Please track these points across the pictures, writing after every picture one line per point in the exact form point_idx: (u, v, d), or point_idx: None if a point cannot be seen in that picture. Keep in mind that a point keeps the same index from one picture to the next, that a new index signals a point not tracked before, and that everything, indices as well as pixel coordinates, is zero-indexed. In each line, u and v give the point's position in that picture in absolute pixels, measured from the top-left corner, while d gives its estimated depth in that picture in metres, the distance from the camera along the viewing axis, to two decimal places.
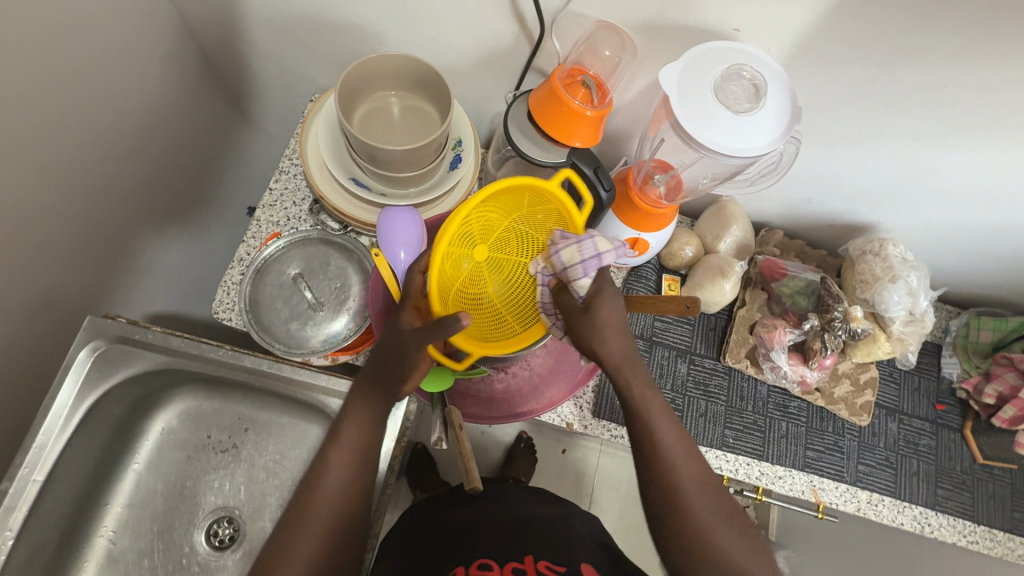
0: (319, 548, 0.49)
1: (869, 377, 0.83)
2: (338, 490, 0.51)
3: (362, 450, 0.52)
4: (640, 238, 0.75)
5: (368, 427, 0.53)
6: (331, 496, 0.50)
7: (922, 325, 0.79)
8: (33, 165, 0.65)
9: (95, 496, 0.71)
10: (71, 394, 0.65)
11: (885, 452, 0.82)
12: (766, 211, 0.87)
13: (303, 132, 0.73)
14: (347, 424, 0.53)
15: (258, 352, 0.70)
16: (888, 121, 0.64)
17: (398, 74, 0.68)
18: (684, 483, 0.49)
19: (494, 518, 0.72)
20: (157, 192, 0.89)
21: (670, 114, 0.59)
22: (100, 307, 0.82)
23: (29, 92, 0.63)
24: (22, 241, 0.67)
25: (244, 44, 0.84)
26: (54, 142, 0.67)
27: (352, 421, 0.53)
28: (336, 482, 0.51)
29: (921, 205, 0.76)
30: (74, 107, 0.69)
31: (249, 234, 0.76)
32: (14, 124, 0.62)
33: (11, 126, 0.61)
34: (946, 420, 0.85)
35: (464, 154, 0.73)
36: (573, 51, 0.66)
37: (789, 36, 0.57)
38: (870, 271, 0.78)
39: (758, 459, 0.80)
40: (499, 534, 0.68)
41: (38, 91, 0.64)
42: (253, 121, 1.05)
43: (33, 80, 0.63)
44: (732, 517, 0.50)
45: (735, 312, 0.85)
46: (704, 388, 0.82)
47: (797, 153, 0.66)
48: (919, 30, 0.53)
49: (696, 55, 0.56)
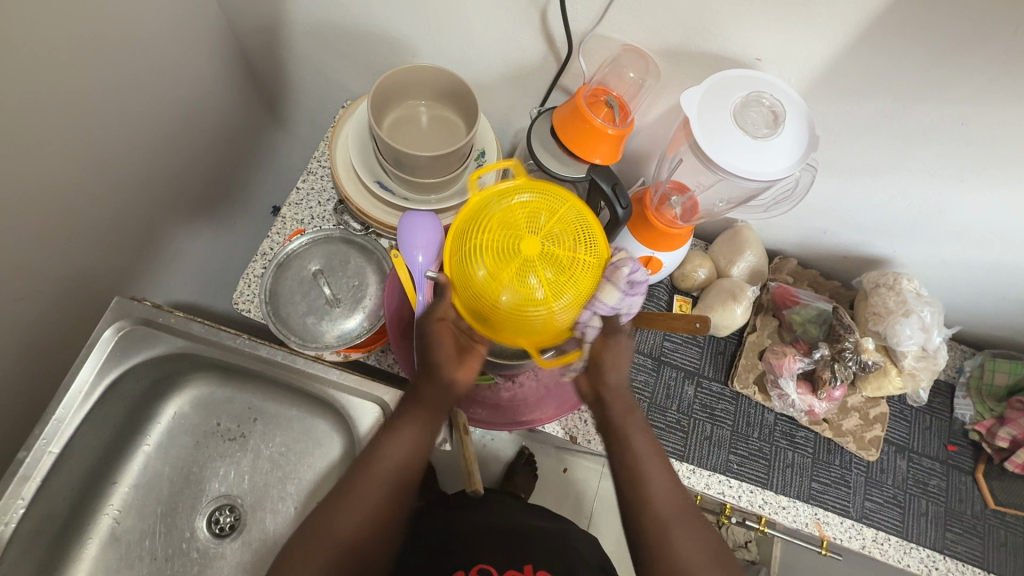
0: (356, 526, 0.55)
1: (879, 412, 0.82)
2: (387, 481, 0.56)
3: (395, 481, 0.56)
4: (653, 257, 0.76)
5: (400, 461, 0.56)
6: (370, 489, 0.55)
7: (935, 361, 0.78)
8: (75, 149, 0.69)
9: (105, 474, 0.73)
10: (93, 371, 0.67)
11: (893, 490, 0.81)
12: (781, 239, 0.87)
13: (333, 136, 0.76)
14: (402, 427, 0.57)
15: (273, 343, 0.72)
16: (905, 154, 0.65)
17: (429, 85, 0.71)
18: (656, 496, 0.54)
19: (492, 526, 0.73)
20: (189, 184, 0.93)
21: (691, 135, 0.61)
22: (124, 290, 0.85)
23: (77, 81, 0.66)
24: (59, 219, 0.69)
25: (284, 49, 0.88)
26: (96, 129, 0.71)
27: (407, 427, 0.57)
28: (373, 499, 0.55)
29: (938, 242, 0.76)
30: (117, 97, 0.73)
31: (274, 230, 0.79)
32: (58, 109, 0.65)
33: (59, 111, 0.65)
34: (957, 461, 0.83)
35: (487, 165, 0.76)
36: (598, 71, 0.68)
37: (810, 66, 0.58)
38: (883, 304, 0.78)
39: (761, 487, 0.79)
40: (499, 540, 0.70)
41: (87, 79, 0.68)
42: (285, 123, 1.09)
43: (84, 71, 0.67)
44: (702, 532, 0.54)
45: (744, 337, 0.85)
46: (710, 412, 0.82)
47: (813, 182, 0.67)
48: (935, 67, 0.54)
49: (718, 80, 0.58)
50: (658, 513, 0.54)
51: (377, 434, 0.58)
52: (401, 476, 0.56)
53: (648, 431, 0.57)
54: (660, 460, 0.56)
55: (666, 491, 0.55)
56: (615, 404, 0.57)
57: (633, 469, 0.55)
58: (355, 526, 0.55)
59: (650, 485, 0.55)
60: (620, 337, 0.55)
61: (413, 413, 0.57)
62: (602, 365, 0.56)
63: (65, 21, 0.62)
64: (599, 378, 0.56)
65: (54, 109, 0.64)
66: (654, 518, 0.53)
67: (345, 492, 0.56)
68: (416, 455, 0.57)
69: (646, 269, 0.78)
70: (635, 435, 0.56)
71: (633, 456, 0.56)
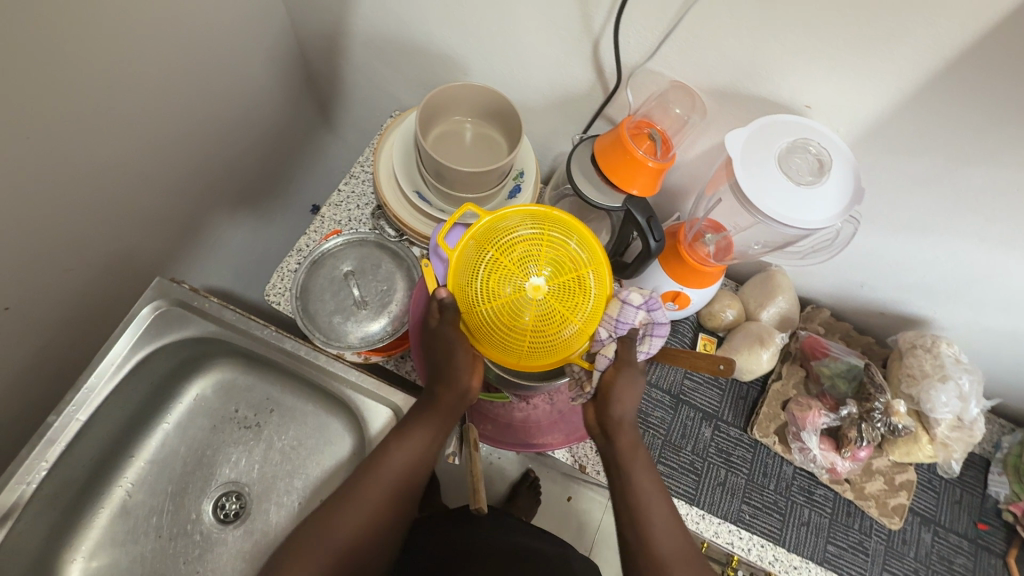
0: (361, 526, 0.56)
1: (905, 479, 0.78)
2: (393, 483, 0.57)
3: (399, 484, 0.57)
4: (681, 293, 0.75)
5: (406, 466, 0.57)
6: (375, 491, 0.57)
7: (970, 433, 0.74)
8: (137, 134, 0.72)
9: (124, 447, 0.75)
10: (127, 345, 0.70)
11: (915, 564, 0.77)
12: (816, 288, 0.85)
13: (380, 143, 0.79)
14: (413, 432, 0.58)
15: (299, 337, 0.74)
16: (956, 215, 0.63)
17: (477, 103, 0.73)
18: (656, 538, 0.54)
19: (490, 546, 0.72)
20: (237, 176, 0.97)
21: (731, 176, 0.61)
22: (164, 271, 0.89)
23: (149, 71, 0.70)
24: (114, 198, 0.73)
25: (342, 58, 0.92)
26: (159, 117, 0.75)
27: (417, 432, 0.58)
28: (377, 501, 0.56)
29: (982, 308, 0.73)
30: (183, 90, 0.77)
31: (312, 228, 0.81)
32: (128, 95, 0.69)
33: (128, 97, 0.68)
34: (987, 541, 0.79)
35: (524, 185, 0.77)
36: (644, 104, 0.69)
37: (860, 118, 0.58)
38: (918, 366, 0.75)
39: (773, 543, 0.76)
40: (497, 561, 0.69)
41: (158, 71, 0.72)
42: (334, 127, 1.13)
43: (155, 63, 0.71)
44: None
45: (769, 384, 0.83)
46: (726, 457, 0.80)
47: (854, 234, 0.66)
48: (996, 131, 0.53)
49: (766, 125, 0.58)
50: (659, 556, 0.53)
51: (384, 439, 0.59)
52: (403, 482, 0.57)
53: (652, 470, 0.57)
54: (663, 501, 0.56)
55: (668, 534, 0.54)
56: (620, 440, 0.56)
57: (634, 503, 0.55)
58: (359, 527, 0.56)
59: (652, 528, 0.54)
60: (632, 373, 0.54)
61: (420, 419, 0.58)
62: (609, 400, 0.54)
63: (145, 17, 0.67)
64: (605, 411, 0.55)
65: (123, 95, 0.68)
66: (654, 561, 0.53)
67: (349, 494, 0.57)
68: (424, 460, 0.58)
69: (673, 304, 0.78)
70: (637, 469, 0.56)
71: (638, 495, 0.55)
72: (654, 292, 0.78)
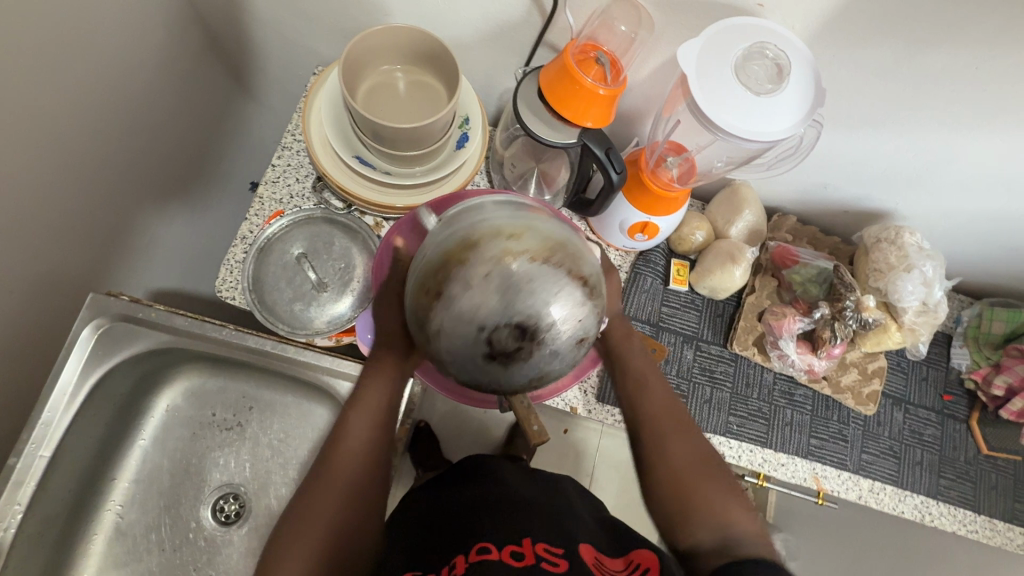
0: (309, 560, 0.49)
1: (877, 366, 0.83)
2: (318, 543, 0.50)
3: (339, 525, 0.51)
4: (649, 223, 0.73)
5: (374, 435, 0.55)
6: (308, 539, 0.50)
7: (935, 315, 0.77)
8: (34, 114, 0.66)
9: (102, 471, 0.71)
10: (75, 371, 0.65)
11: (890, 442, 0.82)
12: (780, 195, 0.84)
13: (306, 109, 0.71)
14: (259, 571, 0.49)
15: (261, 332, 0.70)
16: (917, 99, 0.60)
17: (402, 45, 0.65)
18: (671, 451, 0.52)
19: (487, 500, 0.64)
20: (160, 163, 0.89)
21: (688, 95, 0.57)
22: (101, 286, 0.83)
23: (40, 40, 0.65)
24: (45, 183, 0.70)
25: (246, 15, 0.84)
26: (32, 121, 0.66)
27: None
28: (325, 524, 0.50)
29: (941, 192, 0.73)
30: (54, 85, 0.68)
31: (251, 212, 0.74)
32: (13, 95, 0.63)
33: (18, 67, 0.63)
34: (952, 410, 0.85)
35: (472, 132, 0.73)
36: (587, 25, 0.63)
37: (814, 13, 0.54)
38: (884, 259, 0.76)
39: (761, 446, 0.80)
40: (501, 516, 0.60)
41: (14, 65, 0.62)
42: (255, 94, 1.04)
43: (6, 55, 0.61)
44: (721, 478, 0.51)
45: (744, 298, 0.84)
46: (709, 374, 0.82)
47: (819, 137, 0.62)
48: (959, 5, 0.50)
49: (718, 31, 0.53)
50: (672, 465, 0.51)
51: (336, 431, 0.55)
52: (371, 465, 0.54)
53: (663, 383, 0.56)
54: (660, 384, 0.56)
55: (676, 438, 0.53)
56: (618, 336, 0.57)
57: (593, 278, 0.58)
58: (323, 544, 0.50)
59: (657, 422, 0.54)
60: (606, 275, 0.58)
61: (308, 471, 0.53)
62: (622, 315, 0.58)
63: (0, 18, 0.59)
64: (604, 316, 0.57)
65: (17, 64, 0.63)
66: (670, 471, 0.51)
67: (287, 542, 0.50)
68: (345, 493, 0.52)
69: (642, 235, 0.76)
70: (682, 453, 0.52)
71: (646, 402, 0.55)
72: (621, 226, 0.76)
